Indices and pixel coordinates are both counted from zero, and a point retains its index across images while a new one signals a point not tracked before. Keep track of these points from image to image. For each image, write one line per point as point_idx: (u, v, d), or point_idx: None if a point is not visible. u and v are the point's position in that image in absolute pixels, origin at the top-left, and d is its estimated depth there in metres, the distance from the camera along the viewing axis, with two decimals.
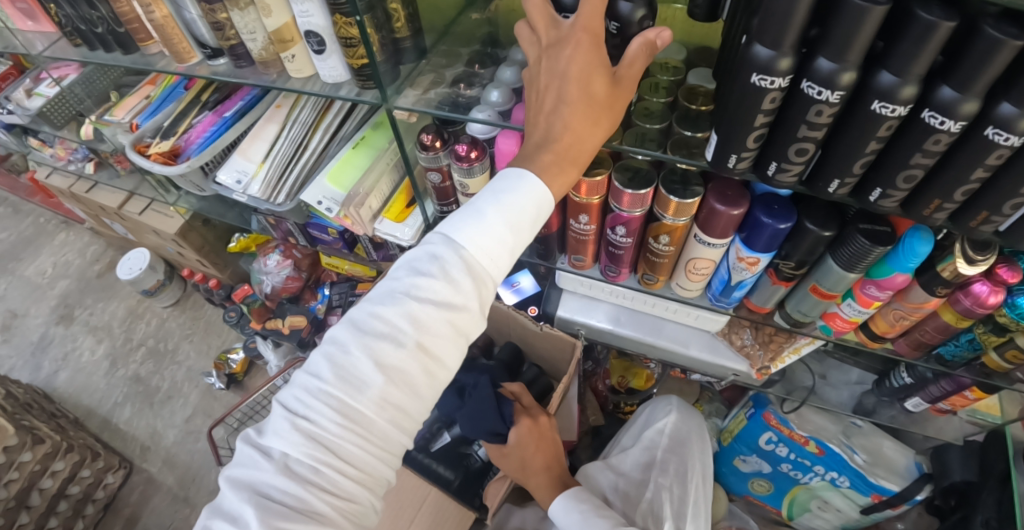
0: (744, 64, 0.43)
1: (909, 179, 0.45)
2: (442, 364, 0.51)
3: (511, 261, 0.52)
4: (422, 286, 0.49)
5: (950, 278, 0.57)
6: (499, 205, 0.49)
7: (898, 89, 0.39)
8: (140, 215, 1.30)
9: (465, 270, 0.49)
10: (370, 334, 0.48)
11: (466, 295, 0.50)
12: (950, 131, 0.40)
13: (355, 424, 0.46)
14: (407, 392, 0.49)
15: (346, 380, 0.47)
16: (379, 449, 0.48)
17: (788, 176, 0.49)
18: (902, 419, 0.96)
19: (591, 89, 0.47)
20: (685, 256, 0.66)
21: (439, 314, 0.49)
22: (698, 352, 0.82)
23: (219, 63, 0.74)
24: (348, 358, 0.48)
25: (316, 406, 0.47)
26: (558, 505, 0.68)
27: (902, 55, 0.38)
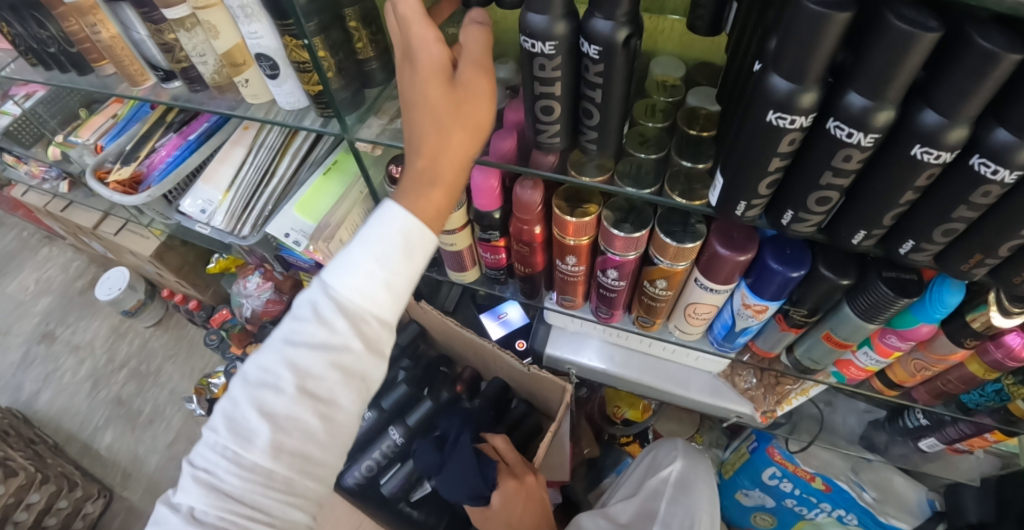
0: (759, 97, 0.36)
1: (949, 233, 0.38)
2: (337, 405, 0.44)
3: (396, 297, 0.45)
4: (298, 332, 0.43)
5: (980, 329, 0.50)
6: (363, 244, 0.43)
7: (944, 132, 0.32)
8: (116, 236, 1.25)
9: (341, 308, 0.43)
10: (255, 382, 0.43)
11: (346, 335, 0.43)
12: (1004, 181, 0.33)
13: (250, 474, 0.41)
14: (304, 438, 0.43)
15: (237, 432, 0.42)
16: (287, 502, 0.43)
17: (805, 226, 0.43)
18: (915, 457, 0.88)
19: (432, 101, 0.42)
20: (684, 300, 0.59)
21: (318, 355, 0.43)
22: (699, 395, 0.76)
23: (175, 86, 0.68)
24: (238, 409, 0.43)
25: (214, 459, 0.42)
26: None
27: (951, 90, 0.31)
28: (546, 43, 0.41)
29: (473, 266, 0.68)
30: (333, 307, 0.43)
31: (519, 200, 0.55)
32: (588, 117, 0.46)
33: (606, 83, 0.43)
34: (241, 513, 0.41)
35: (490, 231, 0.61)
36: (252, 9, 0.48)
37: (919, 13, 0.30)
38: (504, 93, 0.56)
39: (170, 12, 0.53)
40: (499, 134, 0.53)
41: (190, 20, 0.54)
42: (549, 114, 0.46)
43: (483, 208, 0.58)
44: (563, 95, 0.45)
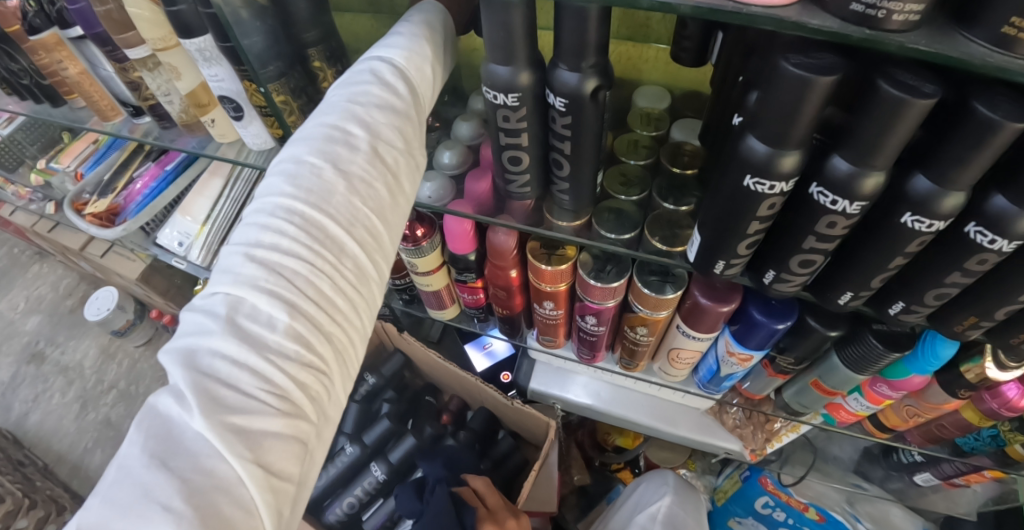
0: (735, 160, 0.35)
1: (941, 296, 0.35)
2: (405, 189, 0.37)
3: (435, 85, 0.43)
4: (361, 90, 0.37)
5: (974, 382, 0.48)
6: (407, 28, 0.42)
7: (937, 199, 0.30)
8: (101, 259, 1.20)
9: (403, 74, 0.39)
10: (316, 138, 0.34)
11: (408, 104, 0.39)
12: (1002, 251, 0.31)
13: (323, 250, 0.31)
14: (381, 208, 0.35)
15: (305, 186, 0.32)
16: (356, 335, 0.33)
17: (788, 286, 0.40)
18: (910, 491, 0.87)
19: None
20: (666, 344, 0.57)
21: (386, 118, 0.36)
22: (686, 432, 0.73)
23: (146, 121, 0.66)
24: (302, 164, 0.32)
25: (259, 275, 0.30)
26: None
27: (949, 159, 0.29)
28: (510, 95, 0.39)
29: (452, 304, 0.66)
30: (396, 73, 0.39)
31: (494, 245, 0.53)
32: (558, 168, 0.44)
33: (575, 135, 0.41)
34: (300, 389, 0.29)
35: (466, 273, 0.59)
36: (211, 52, 0.46)
37: (914, 75, 0.28)
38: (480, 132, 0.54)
39: (132, 52, 0.51)
40: (473, 174, 0.50)
41: (152, 60, 0.53)
42: (517, 164, 0.44)
43: (458, 251, 0.56)
44: (530, 146, 0.43)
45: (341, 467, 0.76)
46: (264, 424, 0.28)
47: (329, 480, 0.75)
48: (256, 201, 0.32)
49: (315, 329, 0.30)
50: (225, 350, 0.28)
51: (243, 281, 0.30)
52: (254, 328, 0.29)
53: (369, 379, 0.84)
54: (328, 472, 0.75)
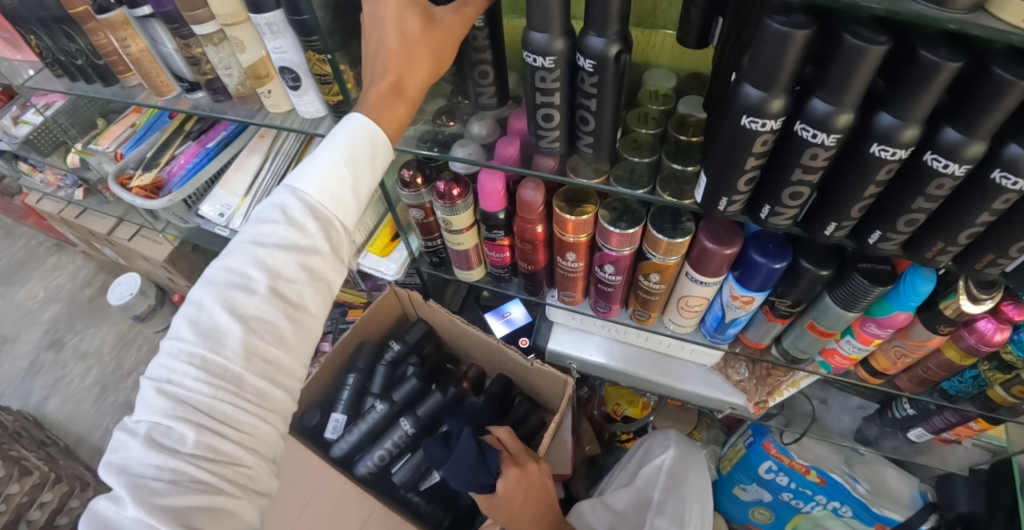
0: (733, 104, 0.41)
1: (910, 222, 0.43)
2: (306, 310, 0.48)
3: (359, 202, 0.50)
4: (267, 234, 0.46)
5: (952, 316, 0.54)
6: (331, 147, 0.48)
7: (899, 131, 0.37)
8: (128, 242, 1.29)
9: (309, 208, 0.47)
10: (223, 284, 0.44)
11: (316, 238, 0.48)
12: (955, 175, 0.38)
13: (222, 383, 0.42)
14: (276, 341, 0.46)
15: (206, 335, 0.43)
16: (261, 411, 0.45)
17: (782, 219, 0.47)
18: (906, 449, 0.92)
19: (405, 27, 0.47)
20: (676, 293, 0.64)
21: (289, 257, 0.46)
22: (694, 387, 0.79)
23: (198, 97, 0.72)
24: (204, 311, 0.44)
25: (184, 374, 0.42)
26: None
27: (903, 97, 0.35)
28: (546, 58, 0.45)
29: (478, 264, 0.72)
30: (305, 210, 0.47)
31: (523, 201, 0.59)
32: (584, 124, 0.51)
33: (600, 93, 0.47)
34: (217, 477, 0.42)
35: (495, 230, 0.65)
36: (277, 26, 0.52)
37: (873, 29, 0.35)
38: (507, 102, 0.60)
39: (200, 28, 0.57)
40: (503, 139, 0.58)
41: (218, 35, 0.59)
42: (549, 121, 0.51)
43: (489, 209, 0.62)
44: (561, 103, 0.49)
45: (371, 423, 0.80)
46: (190, 501, 0.40)
47: (361, 436, 0.80)
48: (171, 340, 0.44)
49: (216, 437, 0.42)
50: (147, 458, 0.40)
51: (158, 408, 0.41)
52: (168, 442, 0.41)
53: (394, 345, 0.88)
54: (360, 429, 0.80)
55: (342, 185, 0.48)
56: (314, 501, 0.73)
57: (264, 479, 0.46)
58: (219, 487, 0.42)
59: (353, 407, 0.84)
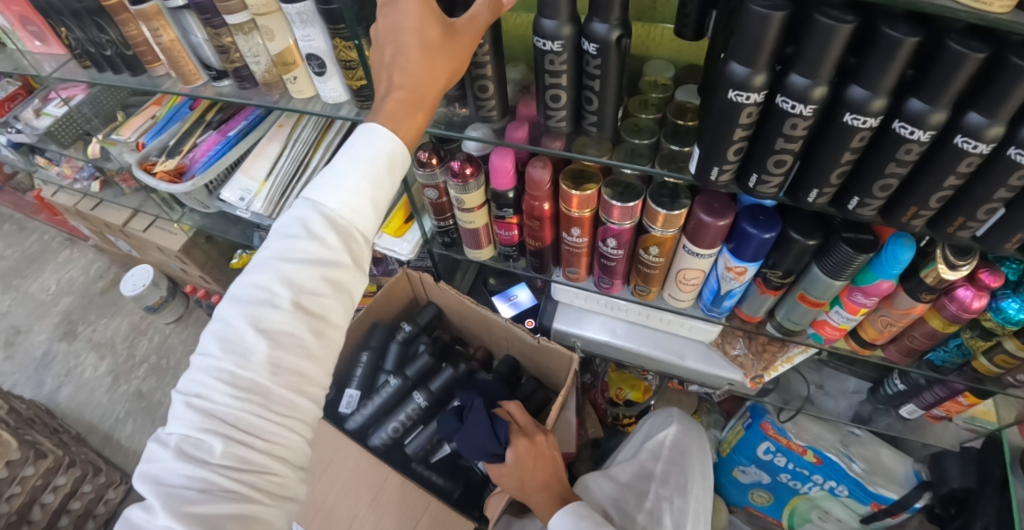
0: (722, 80, 0.47)
1: (885, 188, 0.50)
2: (328, 321, 0.51)
3: (378, 211, 0.53)
4: (291, 249, 0.49)
5: (934, 283, 0.61)
6: (351, 160, 0.51)
7: (869, 102, 0.44)
8: (144, 232, 1.33)
9: (331, 223, 0.50)
10: (249, 301, 0.48)
11: (337, 250, 0.50)
12: (920, 140, 0.45)
13: (249, 396, 0.46)
14: (301, 355, 0.49)
15: (232, 350, 0.47)
16: (287, 419, 0.48)
17: (769, 188, 0.54)
18: (899, 426, 0.98)
19: (426, 34, 0.48)
20: (675, 267, 0.69)
21: (312, 270, 0.49)
22: (693, 364, 0.85)
23: (224, 84, 0.77)
24: (230, 329, 0.47)
25: (211, 385, 0.46)
26: (559, 520, 0.68)
27: (872, 71, 0.43)
28: (555, 42, 0.49)
29: (487, 244, 0.78)
30: (326, 225, 0.50)
31: (531, 179, 0.64)
32: (589, 104, 0.55)
33: (603, 74, 0.51)
34: (247, 484, 0.45)
35: (505, 209, 0.69)
36: (307, 16, 0.57)
37: (840, 12, 0.42)
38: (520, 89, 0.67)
39: (231, 18, 0.62)
40: (512, 125, 0.62)
41: (248, 24, 0.63)
42: (557, 101, 0.55)
43: (499, 188, 0.66)
44: (568, 85, 0.53)
45: (385, 397, 0.85)
46: (220, 506, 0.43)
47: (376, 409, 0.84)
48: (200, 357, 0.48)
49: (244, 447, 0.46)
50: (180, 469, 0.44)
51: (189, 422, 0.45)
52: (198, 453, 0.45)
53: (406, 326, 0.93)
54: (375, 402, 0.84)
55: (361, 196, 0.51)
56: (330, 470, 0.78)
57: (290, 484, 0.49)
58: (247, 494, 0.45)
59: (366, 383, 0.89)
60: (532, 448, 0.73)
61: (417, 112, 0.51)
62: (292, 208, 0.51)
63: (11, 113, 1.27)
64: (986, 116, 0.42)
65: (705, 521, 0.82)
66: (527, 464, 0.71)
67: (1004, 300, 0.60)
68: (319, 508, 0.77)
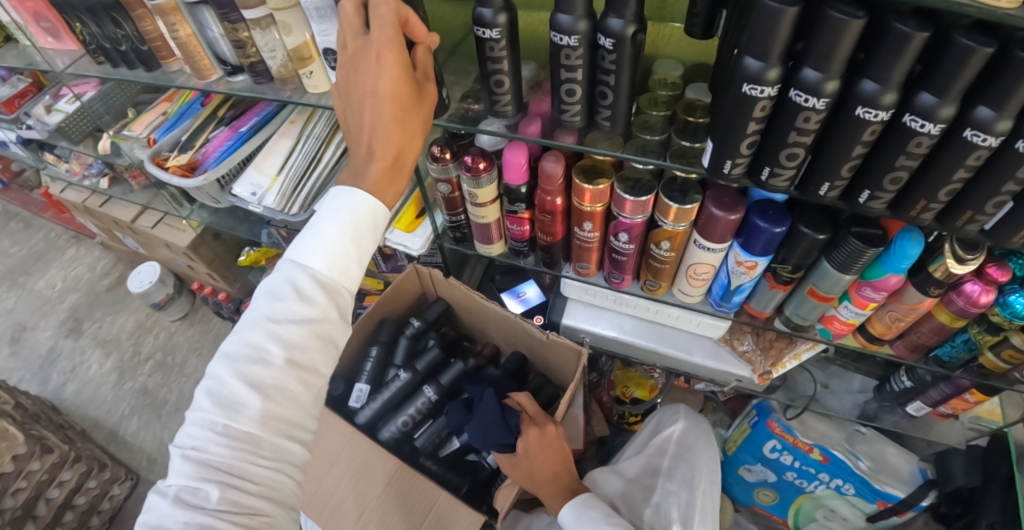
0: (736, 74, 0.48)
1: (895, 180, 0.51)
2: (317, 372, 0.54)
3: (361, 270, 0.57)
4: (280, 308, 0.52)
5: (942, 278, 0.62)
6: (336, 223, 0.54)
7: (880, 96, 0.45)
8: (152, 229, 1.34)
9: (318, 283, 0.54)
10: (241, 358, 0.51)
11: (325, 307, 0.54)
12: (930, 133, 0.46)
13: (242, 445, 0.49)
14: (291, 404, 0.52)
15: (226, 404, 0.49)
16: (277, 465, 0.51)
17: (781, 180, 0.55)
18: (905, 424, 0.97)
19: (400, 96, 0.53)
20: (686, 262, 0.70)
21: (300, 327, 0.52)
22: (701, 359, 0.86)
23: (238, 79, 0.79)
24: (223, 383, 0.50)
25: (205, 437, 0.49)
26: (569, 512, 0.70)
27: (882, 64, 0.44)
28: (571, 37, 0.50)
29: (498, 240, 0.79)
30: (314, 285, 0.53)
31: (545, 172, 0.64)
32: (603, 98, 0.56)
33: (618, 69, 0.52)
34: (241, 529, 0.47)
35: (517, 204, 0.70)
36: (324, 10, 0.58)
37: (851, 7, 0.43)
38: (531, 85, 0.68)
39: (249, 13, 0.63)
40: (525, 120, 0.63)
41: (266, 19, 0.64)
42: (571, 96, 0.55)
43: (512, 182, 0.67)
44: (583, 79, 0.54)
45: (394, 392, 0.85)
46: None
47: (384, 403, 0.85)
48: (195, 410, 0.50)
49: (238, 492, 0.48)
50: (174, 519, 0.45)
51: (185, 474, 0.48)
52: (194, 502, 0.46)
53: (415, 322, 0.94)
54: (384, 397, 0.85)
55: (346, 256, 0.55)
56: (337, 464, 0.79)
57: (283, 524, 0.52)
58: None
59: (376, 377, 0.90)
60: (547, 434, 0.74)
61: (399, 174, 0.57)
62: (279, 268, 0.54)
63: (21, 109, 1.28)
64: (995, 110, 0.43)
65: (713, 515, 0.82)
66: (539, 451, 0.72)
67: (1012, 295, 0.60)
68: (326, 502, 0.78)
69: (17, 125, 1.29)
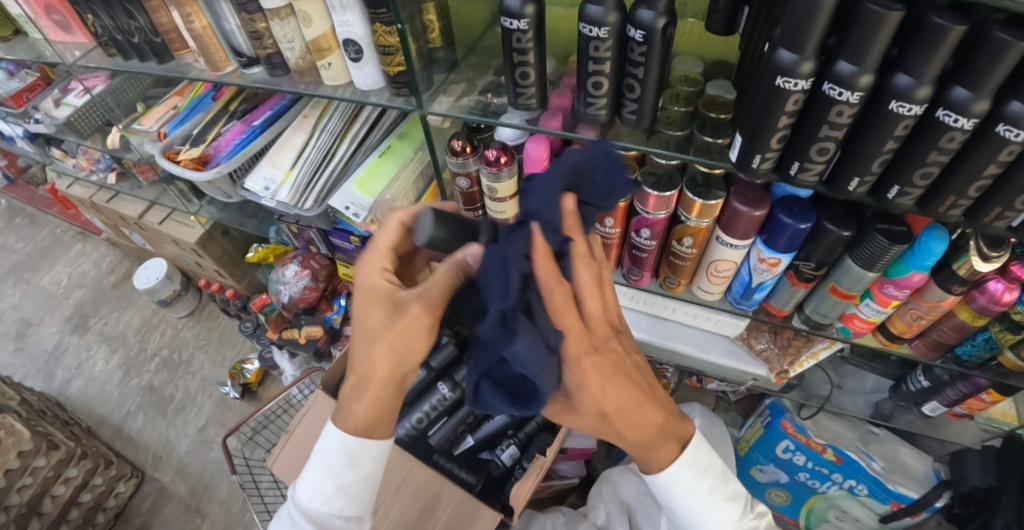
0: (769, 67, 0.48)
1: (925, 176, 0.51)
2: None
3: (358, 491, 0.56)
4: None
5: (966, 276, 0.61)
6: (316, 462, 0.55)
7: (914, 90, 0.44)
8: (161, 225, 1.34)
9: (306, 517, 0.55)
10: None
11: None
12: (964, 128, 0.45)
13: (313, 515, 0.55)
14: None
15: None
16: None
17: (810, 175, 0.54)
18: (920, 424, 0.98)
19: (381, 311, 0.53)
20: (707, 258, 0.70)
21: None
22: (718, 358, 0.86)
23: (254, 71, 0.78)
24: None
25: None
26: (668, 481, 0.55)
27: (917, 58, 0.43)
28: (601, 29, 0.49)
29: None
30: (302, 515, 0.55)
31: None
32: (630, 91, 0.55)
33: (647, 62, 0.51)
34: None
35: None
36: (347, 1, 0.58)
37: None
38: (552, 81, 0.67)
39: (268, 3, 0.62)
40: (546, 115, 0.63)
41: (285, 10, 0.64)
42: (598, 89, 0.55)
43: None
44: (610, 72, 0.53)
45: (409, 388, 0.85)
46: None
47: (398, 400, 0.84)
48: None
49: None
50: None
51: None
52: None
53: None
54: None
55: (325, 493, 0.55)
56: None
57: None
58: None
59: None
60: (615, 365, 0.51)
61: (365, 388, 0.53)
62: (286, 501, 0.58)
63: (30, 103, 1.27)
64: None
65: None
66: (625, 406, 0.51)
67: None
68: None
69: (26, 119, 1.29)
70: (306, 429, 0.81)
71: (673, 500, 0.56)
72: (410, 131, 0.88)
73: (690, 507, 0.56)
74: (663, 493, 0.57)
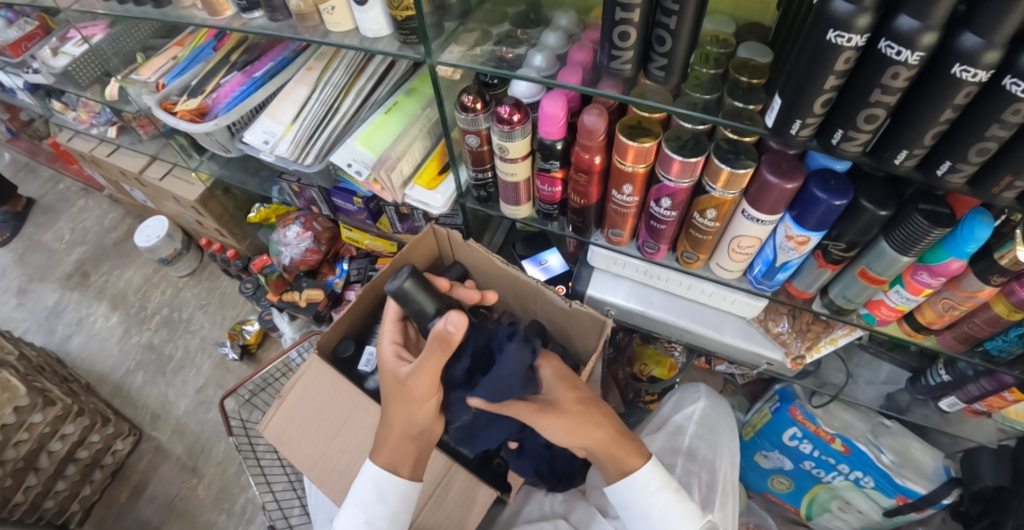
0: (820, 20, 0.43)
1: (982, 152, 0.45)
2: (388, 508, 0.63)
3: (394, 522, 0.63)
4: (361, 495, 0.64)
5: (1007, 266, 0.56)
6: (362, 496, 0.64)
7: (982, 52, 0.39)
8: (160, 180, 1.31)
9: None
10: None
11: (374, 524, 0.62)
12: None
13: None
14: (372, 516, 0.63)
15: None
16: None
17: (853, 145, 0.50)
18: (935, 418, 0.94)
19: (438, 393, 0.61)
20: (730, 233, 0.66)
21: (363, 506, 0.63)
22: (732, 339, 0.84)
23: (254, 17, 0.72)
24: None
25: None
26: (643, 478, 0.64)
27: (991, 15, 0.38)
28: None
29: (527, 201, 0.75)
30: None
31: (585, 127, 0.59)
32: (660, 44, 0.50)
33: (681, 10, 0.46)
34: None
35: (551, 161, 0.66)
36: None
37: None
38: (566, 44, 0.61)
39: None
40: (565, 70, 0.58)
41: None
42: (625, 40, 0.50)
43: (547, 136, 0.62)
44: (639, 21, 0.48)
45: None
46: None
47: None
48: None
49: None
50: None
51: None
52: None
53: None
54: None
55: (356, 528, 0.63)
56: (346, 428, 0.75)
57: None
58: None
59: None
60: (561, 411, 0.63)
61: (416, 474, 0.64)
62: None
63: (28, 52, 1.23)
64: None
65: (733, 499, 0.80)
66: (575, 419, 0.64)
67: None
68: (333, 467, 0.75)
69: (24, 69, 1.25)
70: (299, 395, 0.76)
71: (649, 501, 0.64)
72: (419, 88, 0.84)
73: (663, 508, 0.64)
74: (639, 498, 0.65)
